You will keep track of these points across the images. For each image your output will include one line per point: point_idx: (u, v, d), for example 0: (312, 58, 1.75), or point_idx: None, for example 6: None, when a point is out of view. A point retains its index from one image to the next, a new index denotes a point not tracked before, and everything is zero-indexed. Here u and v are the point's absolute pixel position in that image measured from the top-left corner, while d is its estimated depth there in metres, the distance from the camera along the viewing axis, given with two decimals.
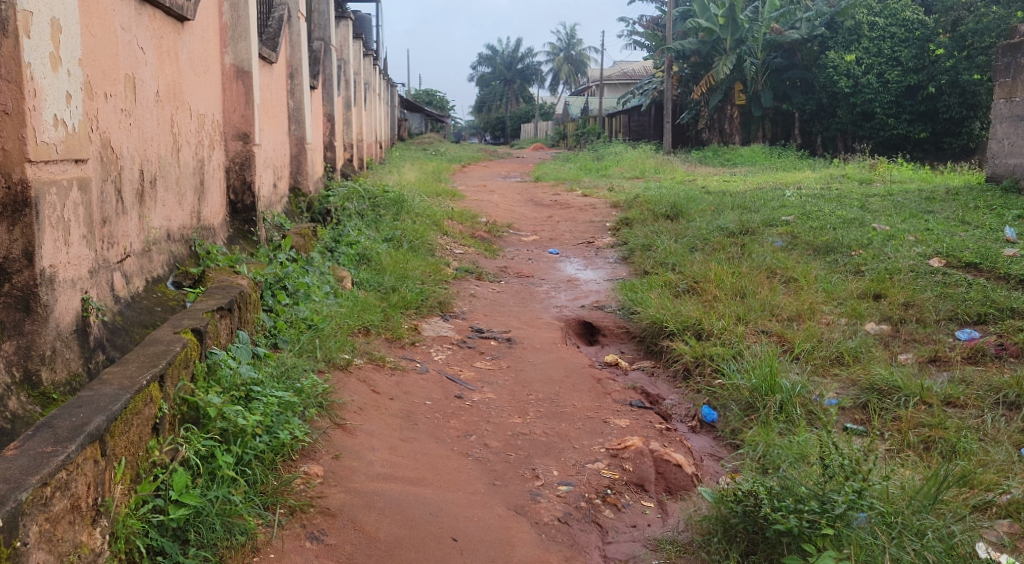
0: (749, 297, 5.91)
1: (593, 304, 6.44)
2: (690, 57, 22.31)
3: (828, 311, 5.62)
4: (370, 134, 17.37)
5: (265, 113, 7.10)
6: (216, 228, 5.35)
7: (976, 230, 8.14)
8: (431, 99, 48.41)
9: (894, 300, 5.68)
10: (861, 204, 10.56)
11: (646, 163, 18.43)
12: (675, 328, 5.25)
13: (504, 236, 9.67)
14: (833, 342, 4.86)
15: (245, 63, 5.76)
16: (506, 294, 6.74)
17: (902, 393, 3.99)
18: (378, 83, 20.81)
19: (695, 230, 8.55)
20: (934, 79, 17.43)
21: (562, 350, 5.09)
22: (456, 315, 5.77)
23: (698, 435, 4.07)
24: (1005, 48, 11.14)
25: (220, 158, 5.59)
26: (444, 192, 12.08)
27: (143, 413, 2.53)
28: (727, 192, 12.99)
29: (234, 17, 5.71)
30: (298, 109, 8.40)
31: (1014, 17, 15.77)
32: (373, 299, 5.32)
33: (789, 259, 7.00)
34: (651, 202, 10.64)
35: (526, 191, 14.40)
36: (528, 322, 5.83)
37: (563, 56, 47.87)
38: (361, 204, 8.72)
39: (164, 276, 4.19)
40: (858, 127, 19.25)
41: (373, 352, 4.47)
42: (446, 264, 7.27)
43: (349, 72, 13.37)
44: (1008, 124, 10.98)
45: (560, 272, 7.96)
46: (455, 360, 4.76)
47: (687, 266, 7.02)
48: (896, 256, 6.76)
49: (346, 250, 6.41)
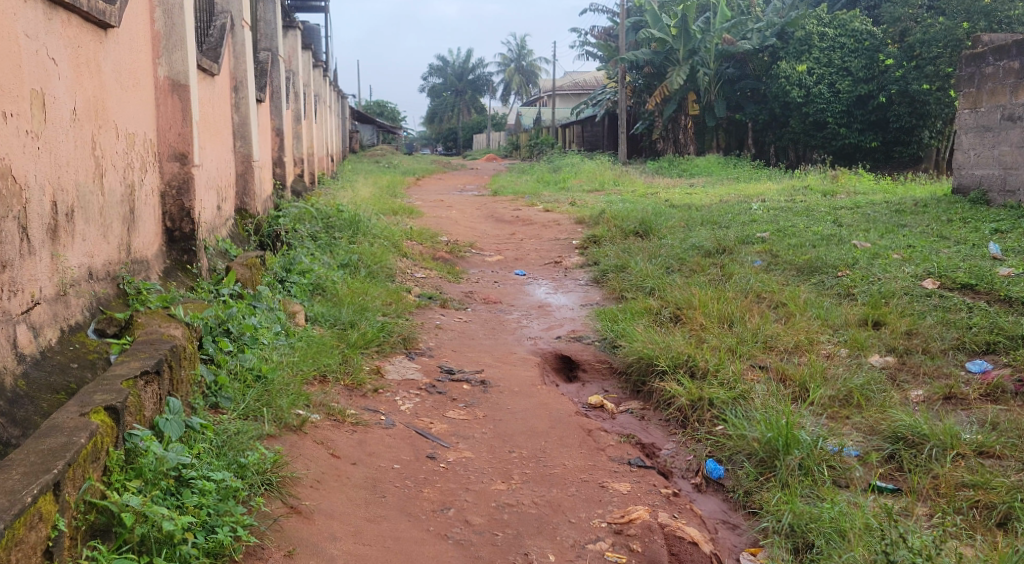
0: (739, 327, 5.46)
1: (569, 334, 5.93)
2: (645, 67, 22.05)
3: (827, 341, 5.18)
4: (321, 148, 16.75)
5: (205, 129, 6.46)
6: (150, 261, 4.76)
7: (959, 247, 7.80)
8: (382, 111, 47.61)
9: (895, 329, 5.25)
10: (833, 218, 10.20)
11: (604, 175, 18.05)
12: (665, 366, 4.75)
13: (467, 256, 9.12)
14: (840, 379, 4.42)
15: (181, 76, 5.16)
16: (474, 324, 6.21)
17: (932, 443, 3.53)
18: (329, 95, 20.28)
19: (669, 249, 8.09)
20: (884, 89, 17.36)
21: (544, 394, 4.56)
22: (423, 352, 5.21)
23: (706, 496, 3.59)
24: (968, 58, 10.85)
25: (155, 182, 5.00)
26: (401, 209, 11.52)
27: (27, 540, 2.04)
28: (691, 206, 12.60)
29: (167, 25, 5.09)
30: (244, 124, 7.77)
31: (961, 28, 15.65)
32: (330, 338, 4.75)
33: (773, 281, 6.57)
34: (618, 218, 10.18)
35: (486, 206, 13.89)
36: (500, 358, 5.29)
37: (515, 67, 47.45)
38: (314, 226, 8.12)
39: (84, 324, 3.59)
40: (810, 136, 19.09)
41: (331, 405, 3.91)
42: (407, 291, 6.73)
43: (299, 84, 12.77)
44: (974, 135, 10.68)
45: (528, 296, 7.44)
46: (425, 410, 4.21)
47: (666, 290, 6.55)
48: (887, 278, 6.36)
49: (298, 280, 5.81)
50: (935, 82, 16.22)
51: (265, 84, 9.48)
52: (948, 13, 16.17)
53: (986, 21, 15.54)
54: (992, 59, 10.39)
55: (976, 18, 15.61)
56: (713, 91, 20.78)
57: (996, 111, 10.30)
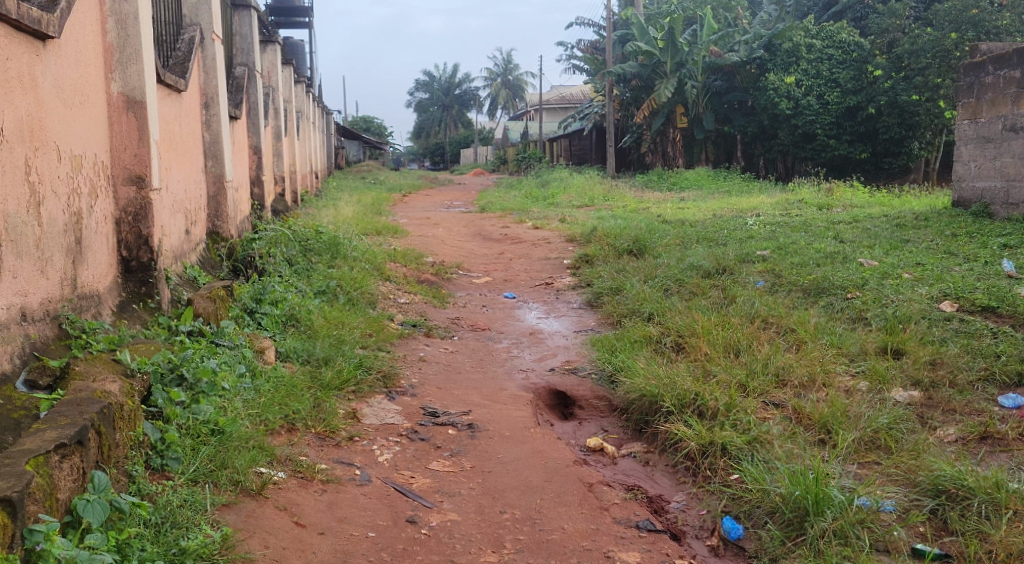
0: (747, 356, 5.03)
1: (563, 366, 5.48)
2: (632, 80, 21.67)
3: (844, 373, 4.75)
4: (304, 164, 16.28)
5: (170, 149, 6.02)
6: (102, 296, 4.31)
7: (970, 264, 7.41)
8: (368, 126, 47.12)
9: (918, 358, 4.82)
10: (833, 233, 9.80)
11: (594, 190, 17.64)
12: (671, 406, 4.30)
13: (454, 278, 8.68)
14: (864, 419, 4.02)
15: (137, 92, 4.72)
16: (461, 355, 5.76)
17: (980, 498, 3.12)
18: (313, 111, 19.84)
19: (665, 269, 7.67)
20: (873, 100, 17.05)
21: (539, 439, 4.12)
22: (404, 391, 4.75)
23: (724, 561, 3.18)
24: (967, 68, 10.49)
25: (108, 208, 4.56)
26: (385, 228, 11.09)
27: None
28: (684, 221, 12.22)
29: (121, 36, 4.65)
30: (216, 142, 7.30)
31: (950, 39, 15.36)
32: (300, 379, 4.31)
33: (779, 304, 6.14)
34: (610, 236, 9.75)
35: (472, 223, 13.47)
36: (489, 395, 4.84)
37: (501, 81, 47.11)
38: (291, 248, 7.66)
39: (12, 375, 3.14)
40: (799, 148, 18.70)
41: (298, 460, 3.48)
42: (389, 319, 6.30)
43: (279, 100, 12.33)
44: (974, 146, 10.31)
45: (519, 322, 7.01)
46: (406, 461, 3.78)
47: (666, 316, 6.12)
48: (901, 300, 5.95)
49: (269, 310, 5.35)
50: (925, 93, 15.91)
51: (240, 99, 9.02)
52: (936, 23, 15.83)
53: (974, 31, 15.25)
54: (992, 68, 10.03)
55: (964, 30, 15.31)
56: (702, 103, 20.43)
57: (997, 121, 9.92)
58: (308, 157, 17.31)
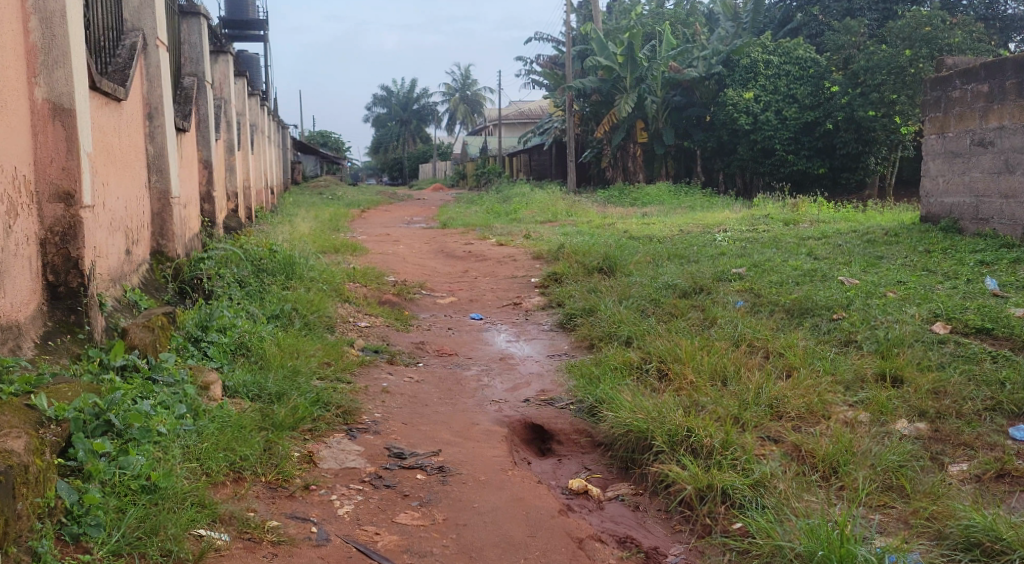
0: (736, 385, 4.66)
1: (539, 396, 5.07)
2: (591, 96, 21.39)
3: (842, 403, 4.40)
4: (258, 179, 15.68)
5: (107, 162, 5.53)
6: (22, 327, 3.91)
7: (953, 282, 7.11)
8: (325, 140, 46.40)
9: (919, 386, 4.47)
10: (806, 249, 9.48)
11: (557, 205, 17.29)
12: (662, 444, 3.91)
13: (417, 298, 8.23)
14: (874, 455, 3.68)
15: (65, 98, 4.25)
16: (427, 385, 5.32)
17: (1018, 555, 2.85)
18: (268, 124, 19.21)
19: (640, 288, 7.30)
20: (831, 116, 16.95)
21: (518, 485, 3.72)
22: (367, 428, 4.30)
23: None
24: (934, 82, 10.23)
25: (28, 227, 4.10)
26: (343, 245, 10.60)
27: None
28: (652, 237, 11.86)
29: (46, 36, 4.17)
30: (161, 155, 6.77)
31: (904, 55, 15.28)
32: (249, 418, 3.83)
33: (763, 326, 5.80)
34: (579, 254, 9.36)
35: (434, 240, 13.00)
36: (461, 431, 4.41)
37: (459, 97, 46.65)
38: (242, 267, 7.16)
39: None
40: (758, 163, 18.54)
41: (245, 519, 3.06)
42: (348, 346, 5.84)
43: (231, 112, 11.79)
44: (942, 161, 10.06)
45: (487, 346, 6.59)
46: (370, 514, 3.37)
47: (645, 340, 5.74)
48: (891, 321, 5.60)
49: (217, 338, 4.87)
50: (880, 109, 15.80)
51: (189, 111, 8.51)
52: (890, 40, 15.78)
53: (927, 48, 15.09)
54: (959, 82, 9.73)
55: (917, 47, 15.19)
56: (661, 118, 20.21)
57: (965, 136, 9.62)
58: (264, 171, 16.71)
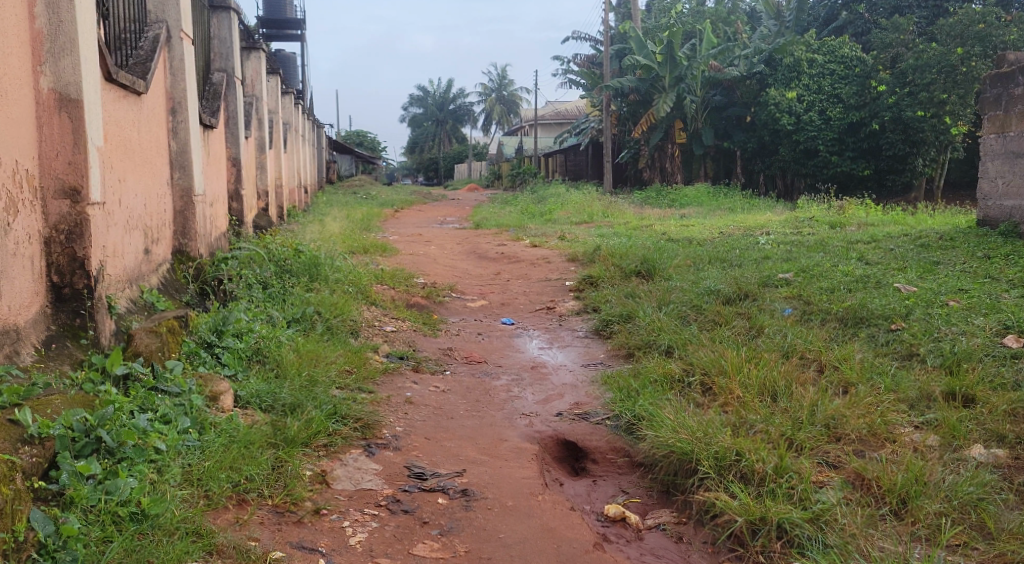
0: (789, 401, 4.26)
1: (573, 410, 4.71)
2: (628, 95, 20.94)
3: (907, 424, 4.00)
4: (291, 178, 15.45)
5: (124, 157, 5.27)
6: (22, 331, 3.66)
7: (1019, 290, 6.61)
8: (361, 140, 46.29)
9: (994, 406, 4.06)
10: (855, 254, 9.00)
11: (592, 206, 16.89)
12: (707, 469, 3.53)
13: (447, 301, 7.93)
14: (951, 485, 3.28)
15: (72, 87, 3.98)
16: (454, 395, 5.00)
17: None
18: (302, 123, 19.04)
19: (680, 294, 6.92)
20: (877, 116, 16.29)
21: (549, 513, 3.38)
22: (387, 443, 3.98)
23: None
24: (994, 79, 9.69)
25: (30, 224, 3.84)
26: (373, 245, 10.32)
27: None
28: (692, 240, 11.41)
29: (53, 23, 3.90)
30: (184, 151, 6.51)
31: (956, 53, 14.68)
32: (259, 433, 3.53)
33: (815, 335, 5.39)
34: (616, 256, 8.97)
35: (467, 240, 12.69)
36: (488, 448, 4.07)
37: (495, 97, 46.40)
38: (265, 268, 6.91)
39: None
40: (801, 164, 17.99)
41: (246, 550, 2.80)
42: (372, 351, 5.54)
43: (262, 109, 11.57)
44: (1002, 161, 9.48)
45: (518, 353, 6.27)
46: (385, 543, 3.08)
47: (688, 350, 5.37)
48: (956, 333, 5.16)
49: (232, 344, 4.60)
50: (929, 109, 15.20)
51: (217, 107, 8.26)
52: (940, 39, 15.21)
53: (981, 46, 14.54)
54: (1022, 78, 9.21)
55: (970, 44, 14.61)
56: (701, 118, 19.72)
57: None
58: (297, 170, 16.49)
